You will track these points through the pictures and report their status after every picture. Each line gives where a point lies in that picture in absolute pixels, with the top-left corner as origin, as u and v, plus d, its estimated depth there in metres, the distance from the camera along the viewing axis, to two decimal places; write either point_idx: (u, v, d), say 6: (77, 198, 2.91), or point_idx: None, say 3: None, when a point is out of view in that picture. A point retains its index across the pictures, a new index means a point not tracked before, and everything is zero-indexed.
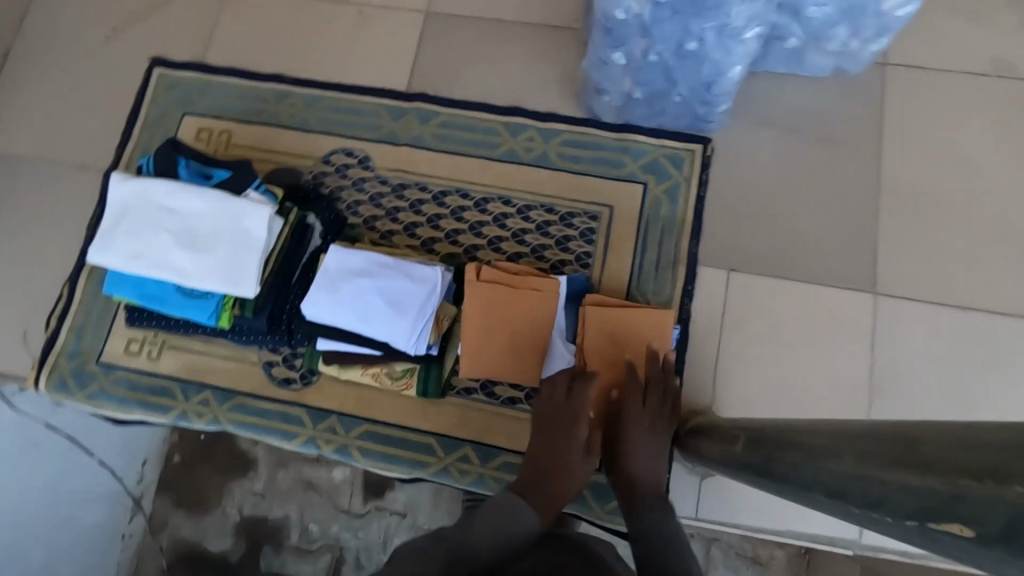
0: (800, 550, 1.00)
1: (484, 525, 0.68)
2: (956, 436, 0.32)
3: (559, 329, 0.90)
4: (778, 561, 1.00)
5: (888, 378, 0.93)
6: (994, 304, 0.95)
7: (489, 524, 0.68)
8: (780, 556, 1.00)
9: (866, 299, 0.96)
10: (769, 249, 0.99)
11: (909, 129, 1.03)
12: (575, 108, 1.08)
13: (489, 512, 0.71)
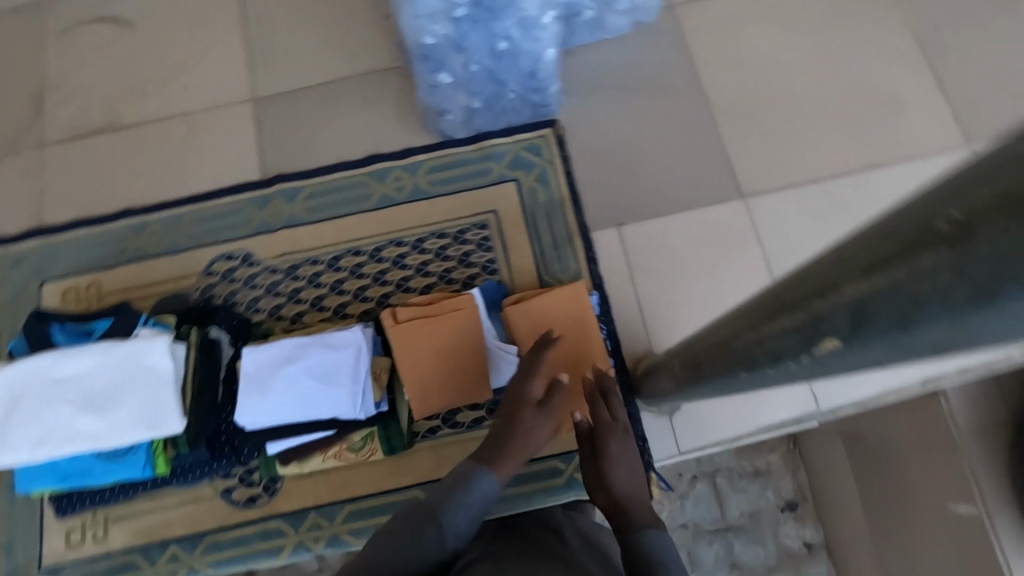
0: (790, 448, 1.09)
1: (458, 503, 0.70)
2: (801, 269, 0.37)
3: (492, 336, 0.92)
4: (775, 464, 1.08)
5: (784, 262, 1.04)
6: (838, 168, 1.08)
7: (459, 510, 0.70)
8: (776, 460, 1.08)
9: (740, 203, 1.06)
10: (646, 193, 1.08)
11: (713, 51, 1.15)
12: (427, 136, 1.12)
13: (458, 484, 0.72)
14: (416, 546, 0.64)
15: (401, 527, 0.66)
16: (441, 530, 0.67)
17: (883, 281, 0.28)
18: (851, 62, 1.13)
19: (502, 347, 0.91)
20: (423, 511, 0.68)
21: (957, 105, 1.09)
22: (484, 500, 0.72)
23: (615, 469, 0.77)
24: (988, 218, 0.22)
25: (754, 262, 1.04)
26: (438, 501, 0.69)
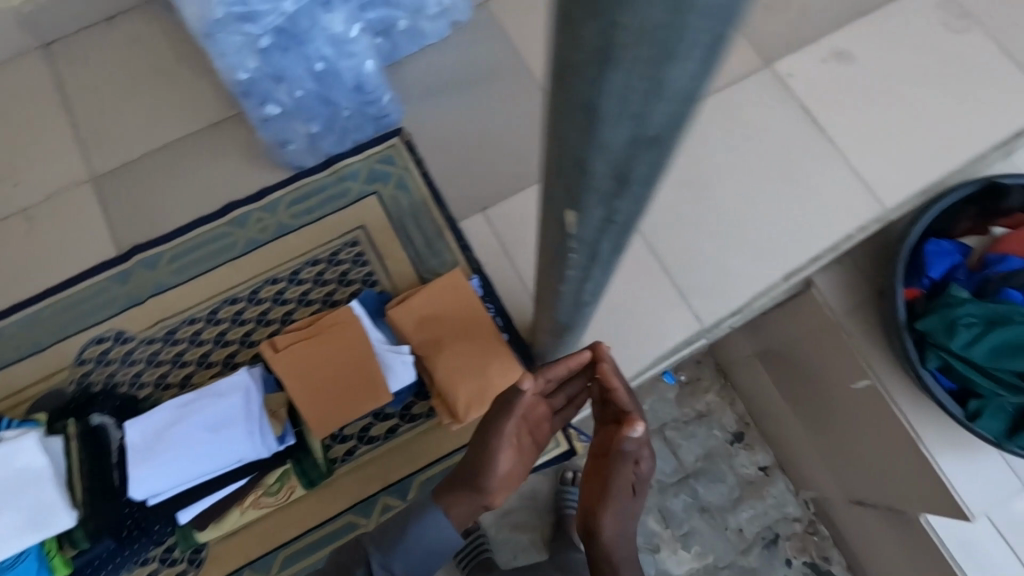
0: None
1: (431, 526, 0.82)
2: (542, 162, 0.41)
3: (381, 342, 0.93)
4: None
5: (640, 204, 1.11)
6: None
7: (402, 556, 0.81)
8: None
9: None
10: (501, 174, 1.13)
11: (530, 34, 1.23)
12: (279, 172, 1.12)
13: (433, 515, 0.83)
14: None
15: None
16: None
17: (558, 134, 0.32)
18: None
19: (396, 350, 0.93)
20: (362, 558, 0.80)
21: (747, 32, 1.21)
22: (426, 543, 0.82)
23: (613, 514, 0.82)
24: (564, 39, 0.25)
25: None
26: (381, 544, 0.81)
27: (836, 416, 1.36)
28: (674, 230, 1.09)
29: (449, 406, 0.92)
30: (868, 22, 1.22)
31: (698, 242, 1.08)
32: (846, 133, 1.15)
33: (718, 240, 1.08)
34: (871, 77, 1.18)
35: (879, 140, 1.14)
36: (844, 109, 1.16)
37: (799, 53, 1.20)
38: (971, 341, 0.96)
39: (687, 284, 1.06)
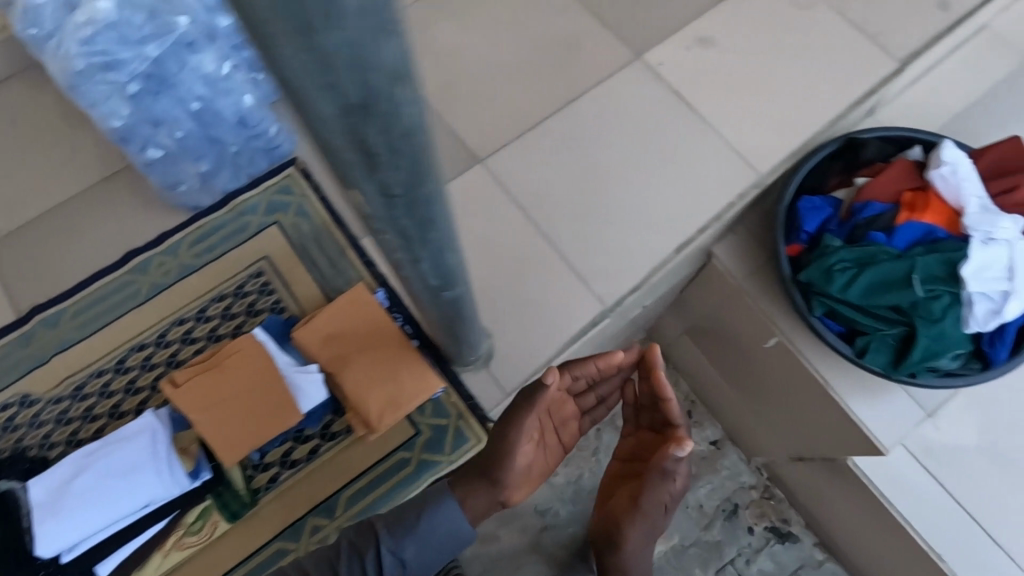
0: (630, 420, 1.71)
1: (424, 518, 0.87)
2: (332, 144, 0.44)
3: (288, 365, 0.94)
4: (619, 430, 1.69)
5: (533, 200, 1.15)
6: (547, 108, 1.23)
7: (412, 544, 0.85)
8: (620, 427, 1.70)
9: (479, 166, 1.18)
10: None
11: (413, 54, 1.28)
12: (177, 215, 1.13)
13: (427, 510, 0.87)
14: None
15: (341, 559, 0.84)
16: (379, 560, 0.84)
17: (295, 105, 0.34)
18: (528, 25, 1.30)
19: (304, 369, 0.95)
20: (372, 539, 0.85)
21: (615, 29, 1.29)
22: (436, 530, 0.87)
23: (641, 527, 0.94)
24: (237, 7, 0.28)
25: (509, 209, 1.15)
26: (396, 528, 0.86)
27: (760, 380, 1.42)
28: (569, 221, 1.14)
29: (361, 416, 0.94)
30: (724, 8, 1.31)
31: (593, 230, 1.13)
32: (717, 111, 1.23)
33: (612, 225, 1.14)
34: (734, 57, 1.27)
35: (747, 114, 1.23)
36: (712, 90, 1.25)
37: (665, 43, 1.28)
38: (848, 283, 1.02)
39: (587, 269, 1.11)
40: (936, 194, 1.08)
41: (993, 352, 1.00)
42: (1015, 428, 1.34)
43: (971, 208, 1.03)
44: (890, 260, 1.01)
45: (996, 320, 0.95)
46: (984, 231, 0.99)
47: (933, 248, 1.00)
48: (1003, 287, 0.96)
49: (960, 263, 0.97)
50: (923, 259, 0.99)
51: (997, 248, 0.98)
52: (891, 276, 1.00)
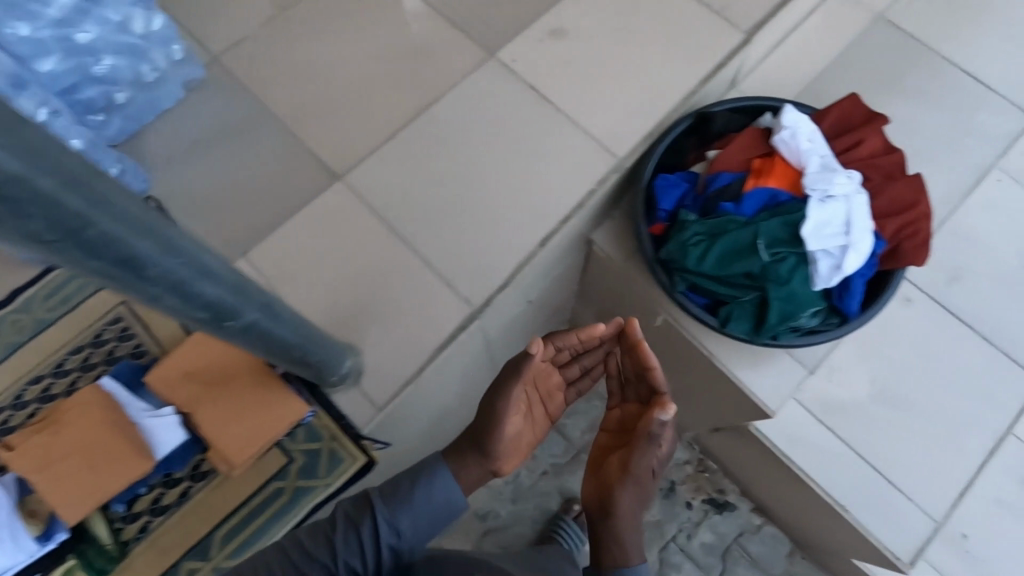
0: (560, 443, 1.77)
1: (415, 496, 0.91)
2: None
3: (139, 410, 0.92)
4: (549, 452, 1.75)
5: (396, 211, 1.15)
6: (404, 119, 1.23)
7: (409, 511, 0.89)
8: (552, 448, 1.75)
9: (340, 183, 1.17)
10: (259, 216, 1.15)
11: (266, 78, 1.27)
12: (28, 269, 1.09)
13: (410, 495, 0.91)
14: (321, 551, 0.83)
15: (339, 527, 0.86)
16: (377, 525, 0.87)
17: None
18: (379, 40, 1.31)
19: (156, 413, 0.93)
20: (369, 508, 0.88)
21: (466, 33, 1.31)
22: (429, 498, 0.91)
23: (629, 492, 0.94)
24: None
25: (373, 223, 1.14)
26: (390, 498, 0.90)
27: (663, 361, 1.43)
28: (433, 228, 1.14)
29: (221, 453, 0.93)
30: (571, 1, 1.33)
31: (459, 234, 1.14)
32: (572, 101, 1.24)
33: (477, 227, 1.14)
34: (584, 47, 1.29)
35: (603, 100, 1.24)
36: (566, 81, 1.26)
37: (518, 38, 1.29)
38: (703, 255, 1.04)
39: (454, 274, 1.11)
40: (781, 158, 1.11)
41: (845, 305, 1.03)
42: (904, 376, 1.38)
43: (811, 169, 1.06)
44: (738, 228, 1.03)
45: (837, 274, 0.98)
46: (822, 190, 1.02)
47: (776, 212, 1.03)
48: (840, 242, 0.99)
49: (800, 224, 1.00)
50: (767, 223, 1.01)
51: (834, 205, 1.01)
52: (740, 244, 1.02)
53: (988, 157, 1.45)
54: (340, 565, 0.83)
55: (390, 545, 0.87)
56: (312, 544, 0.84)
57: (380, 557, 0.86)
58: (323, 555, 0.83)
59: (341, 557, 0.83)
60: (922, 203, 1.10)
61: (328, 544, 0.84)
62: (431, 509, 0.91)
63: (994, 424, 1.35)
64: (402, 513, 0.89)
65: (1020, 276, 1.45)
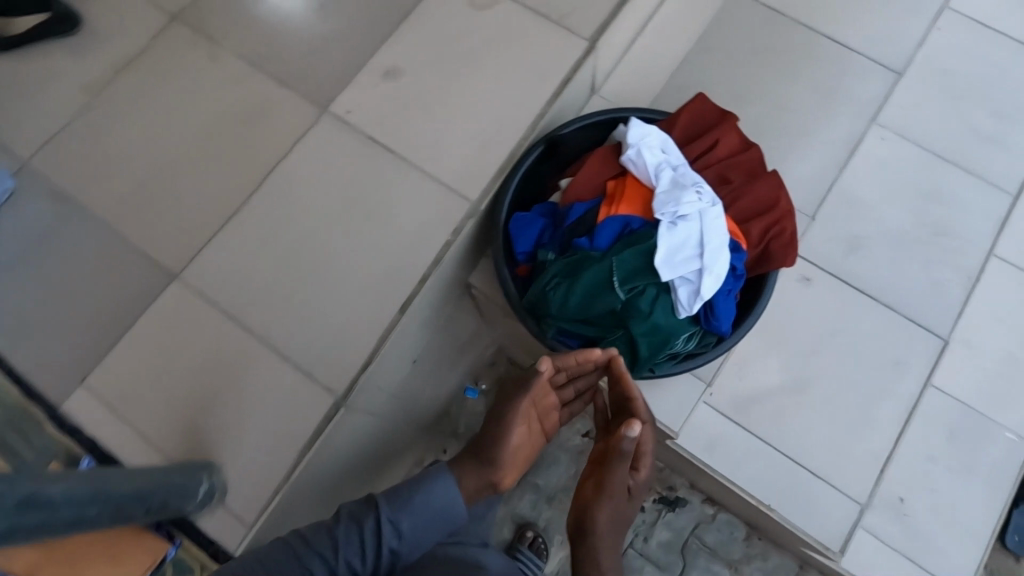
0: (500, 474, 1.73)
1: (417, 497, 0.87)
2: None
3: None
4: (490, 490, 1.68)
5: (245, 305, 1.07)
6: (241, 197, 1.14)
7: (412, 513, 0.86)
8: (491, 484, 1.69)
9: (179, 281, 1.08)
10: (97, 334, 1.06)
11: (83, 175, 1.16)
12: None
13: (414, 499, 0.87)
14: (324, 543, 0.82)
15: (342, 522, 0.84)
16: (380, 525, 0.84)
17: None
18: (203, 110, 1.20)
19: None
20: (373, 506, 0.86)
21: (295, 87, 1.21)
22: (431, 501, 0.87)
23: (606, 513, 0.91)
24: None
25: (221, 320, 1.06)
26: (394, 498, 0.87)
27: None
28: (287, 313, 1.07)
29: None
30: (402, 34, 1.24)
31: (315, 314, 1.07)
32: (416, 146, 1.16)
33: (333, 303, 1.08)
34: (423, 83, 1.20)
35: (449, 139, 1.17)
36: (407, 124, 1.18)
37: (350, 86, 1.20)
38: (565, 299, 0.98)
39: (315, 362, 1.04)
40: (633, 177, 1.05)
41: (717, 326, 0.99)
42: (813, 359, 1.35)
43: (660, 187, 1.00)
44: (595, 265, 0.97)
45: (697, 301, 0.93)
46: (671, 211, 0.97)
47: (631, 242, 0.97)
48: (696, 266, 0.94)
49: (653, 252, 0.95)
50: (621, 257, 0.96)
51: (685, 226, 0.96)
52: (596, 282, 0.97)
53: (861, 119, 1.43)
54: (340, 561, 0.81)
55: (390, 548, 0.84)
56: (313, 539, 0.82)
57: (379, 560, 0.83)
58: (323, 547, 0.81)
59: (342, 554, 0.81)
60: (784, 201, 1.06)
61: (330, 539, 0.82)
62: (434, 513, 0.87)
63: (905, 391, 1.34)
64: (405, 517, 0.85)
65: (914, 234, 1.42)
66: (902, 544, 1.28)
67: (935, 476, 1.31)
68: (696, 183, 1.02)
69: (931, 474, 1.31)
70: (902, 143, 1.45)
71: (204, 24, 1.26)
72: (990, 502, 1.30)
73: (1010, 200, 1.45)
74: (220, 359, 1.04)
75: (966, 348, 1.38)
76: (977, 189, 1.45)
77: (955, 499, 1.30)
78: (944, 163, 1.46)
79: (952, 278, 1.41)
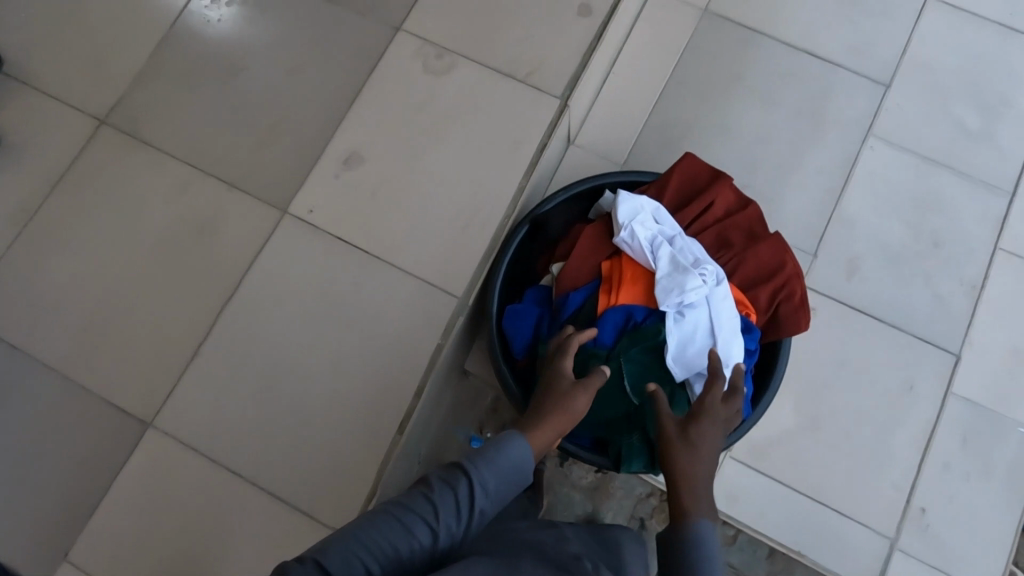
0: None
1: (502, 448, 0.78)
2: None
3: None
4: None
5: (228, 443, 1.00)
6: (206, 322, 1.04)
7: (502, 471, 0.76)
8: None
9: (154, 428, 1.00)
10: (70, 498, 0.97)
11: (26, 318, 1.05)
12: None
13: (495, 455, 0.77)
14: (420, 507, 0.72)
15: (434, 484, 0.74)
16: (474, 487, 0.74)
17: None
18: (149, 224, 1.09)
19: None
20: (463, 466, 0.76)
21: (249, 189, 1.11)
22: (519, 458, 0.77)
23: (690, 461, 0.79)
24: None
25: (206, 465, 0.98)
26: (483, 455, 0.77)
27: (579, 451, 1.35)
28: (277, 447, 0.99)
29: None
30: (357, 112, 1.14)
31: (308, 444, 0.99)
32: (389, 239, 1.08)
33: (324, 430, 1.00)
34: (386, 167, 1.11)
35: (424, 227, 1.08)
36: (375, 216, 1.09)
37: (309, 181, 1.11)
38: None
39: (315, 499, 0.97)
40: (628, 258, 0.96)
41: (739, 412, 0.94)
42: (824, 392, 1.29)
43: (660, 271, 0.92)
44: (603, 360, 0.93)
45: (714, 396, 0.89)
46: (676, 302, 0.90)
47: (637, 336, 0.91)
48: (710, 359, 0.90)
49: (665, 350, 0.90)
50: (629, 354, 0.91)
51: (692, 316, 0.90)
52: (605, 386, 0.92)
53: (851, 132, 1.36)
54: (439, 526, 0.71)
55: (483, 509, 0.74)
56: (407, 505, 0.73)
57: (471, 522, 0.73)
58: (419, 509, 0.72)
59: (439, 521, 0.72)
60: (789, 262, 0.99)
61: (424, 503, 0.72)
62: (516, 469, 0.77)
63: (920, 414, 1.29)
64: (494, 473, 0.76)
65: (913, 247, 1.34)
66: (934, 566, 1.23)
67: (953, 487, 1.26)
68: (696, 258, 0.94)
69: (948, 488, 1.26)
70: (895, 152, 1.37)
71: (138, 125, 1.14)
72: (1008, 509, 1.25)
73: (1007, 199, 1.38)
74: (211, 509, 0.97)
75: (975, 352, 1.32)
76: (970, 191, 1.38)
77: (976, 509, 1.25)
78: (936, 167, 1.38)
79: (956, 290, 1.34)
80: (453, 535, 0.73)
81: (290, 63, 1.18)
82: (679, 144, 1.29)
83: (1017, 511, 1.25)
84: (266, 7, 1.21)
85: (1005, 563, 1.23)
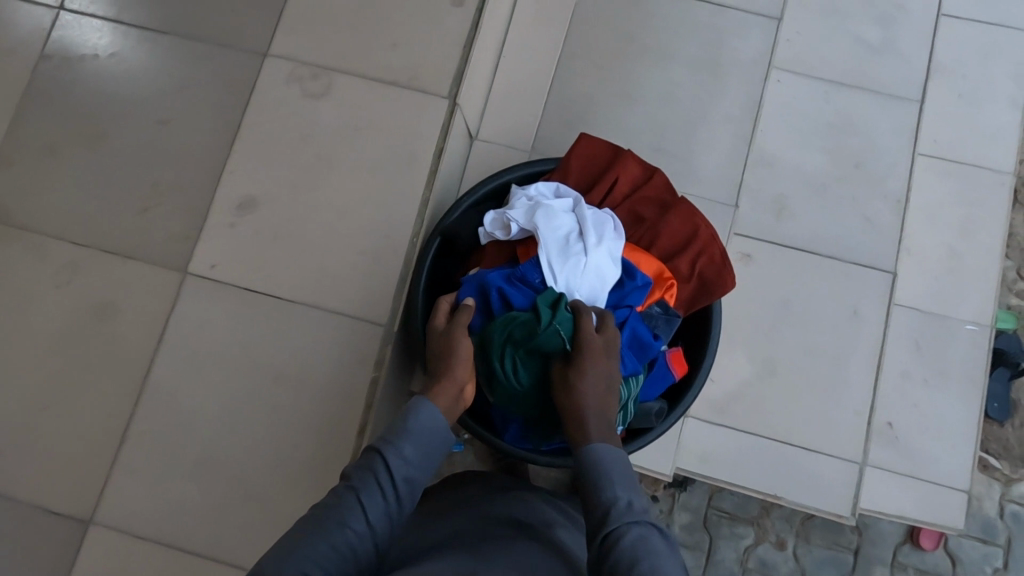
0: None
1: (409, 420, 0.79)
2: None
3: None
4: None
5: (176, 521, 0.96)
6: (126, 404, 1.00)
7: (415, 438, 0.77)
8: None
9: (95, 525, 0.96)
10: None
11: None
12: None
13: (403, 428, 0.78)
14: (348, 501, 0.71)
15: (353, 475, 0.74)
16: (391, 460, 0.74)
17: None
18: (42, 313, 1.03)
19: None
20: (376, 448, 0.76)
21: (142, 255, 1.04)
22: (429, 420, 0.79)
23: (590, 421, 0.80)
24: None
25: (160, 549, 0.95)
26: (390, 434, 0.77)
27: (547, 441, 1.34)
28: (227, 513, 0.96)
29: None
30: (239, 154, 1.08)
31: (260, 503, 0.97)
32: (298, 280, 1.03)
33: (274, 486, 0.97)
34: (282, 204, 1.06)
35: (332, 261, 1.04)
36: (280, 258, 1.04)
37: (204, 235, 1.05)
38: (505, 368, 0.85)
39: None
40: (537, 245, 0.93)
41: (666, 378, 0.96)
42: (773, 333, 1.30)
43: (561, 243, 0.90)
44: (520, 328, 0.84)
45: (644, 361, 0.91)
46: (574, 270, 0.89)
47: (546, 298, 0.86)
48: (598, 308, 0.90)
49: (567, 317, 0.84)
50: (554, 321, 0.83)
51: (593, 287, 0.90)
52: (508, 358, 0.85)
53: (755, 71, 1.34)
54: (371, 512, 0.71)
55: (407, 481, 0.75)
56: (333, 508, 0.70)
57: (399, 497, 0.74)
58: (347, 502, 0.71)
59: (371, 509, 0.71)
60: (702, 225, 0.97)
61: (349, 496, 0.71)
62: (427, 430, 0.78)
63: (870, 338, 1.30)
64: (409, 443, 0.76)
65: (836, 174, 1.34)
66: (904, 473, 1.26)
67: (915, 396, 1.29)
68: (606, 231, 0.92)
69: (908, 397, 1.29)
70: (801, 82, 1.36)
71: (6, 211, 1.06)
72: (968, 404, 1.29)
73: (917, 106, 1.37)
74: None
75: (913, 262, 1.33)
76: (881, 104, 1.37)
77: (940, 412, 1.28)
78: (845, 88, 1.37)
79: (884, 207, 1.34)
80: (389, 517, 0.73)
81: (158, 114, 1.10)
82: (584, 118, 1.26)
83: (975, 403, 1.29)
84: (119, 59, 1.13)
85: (971, 455, 1.27)
